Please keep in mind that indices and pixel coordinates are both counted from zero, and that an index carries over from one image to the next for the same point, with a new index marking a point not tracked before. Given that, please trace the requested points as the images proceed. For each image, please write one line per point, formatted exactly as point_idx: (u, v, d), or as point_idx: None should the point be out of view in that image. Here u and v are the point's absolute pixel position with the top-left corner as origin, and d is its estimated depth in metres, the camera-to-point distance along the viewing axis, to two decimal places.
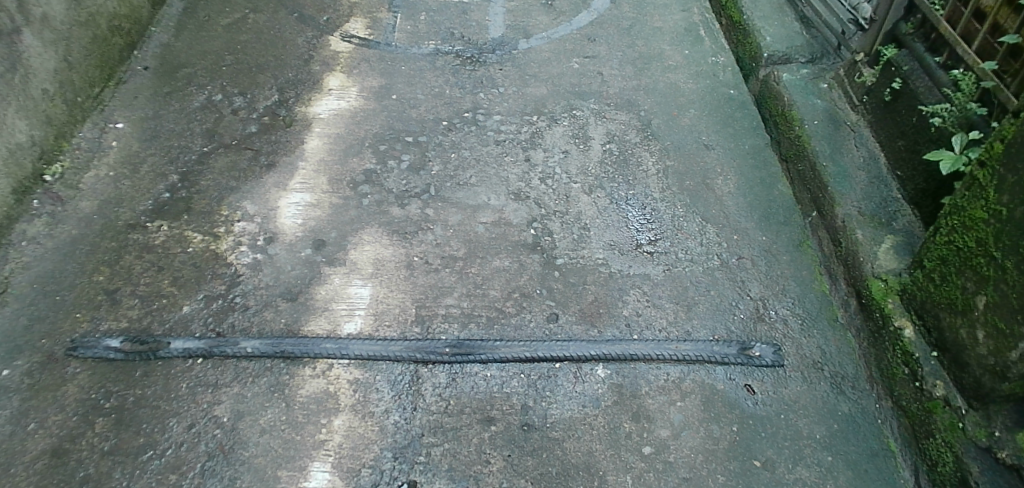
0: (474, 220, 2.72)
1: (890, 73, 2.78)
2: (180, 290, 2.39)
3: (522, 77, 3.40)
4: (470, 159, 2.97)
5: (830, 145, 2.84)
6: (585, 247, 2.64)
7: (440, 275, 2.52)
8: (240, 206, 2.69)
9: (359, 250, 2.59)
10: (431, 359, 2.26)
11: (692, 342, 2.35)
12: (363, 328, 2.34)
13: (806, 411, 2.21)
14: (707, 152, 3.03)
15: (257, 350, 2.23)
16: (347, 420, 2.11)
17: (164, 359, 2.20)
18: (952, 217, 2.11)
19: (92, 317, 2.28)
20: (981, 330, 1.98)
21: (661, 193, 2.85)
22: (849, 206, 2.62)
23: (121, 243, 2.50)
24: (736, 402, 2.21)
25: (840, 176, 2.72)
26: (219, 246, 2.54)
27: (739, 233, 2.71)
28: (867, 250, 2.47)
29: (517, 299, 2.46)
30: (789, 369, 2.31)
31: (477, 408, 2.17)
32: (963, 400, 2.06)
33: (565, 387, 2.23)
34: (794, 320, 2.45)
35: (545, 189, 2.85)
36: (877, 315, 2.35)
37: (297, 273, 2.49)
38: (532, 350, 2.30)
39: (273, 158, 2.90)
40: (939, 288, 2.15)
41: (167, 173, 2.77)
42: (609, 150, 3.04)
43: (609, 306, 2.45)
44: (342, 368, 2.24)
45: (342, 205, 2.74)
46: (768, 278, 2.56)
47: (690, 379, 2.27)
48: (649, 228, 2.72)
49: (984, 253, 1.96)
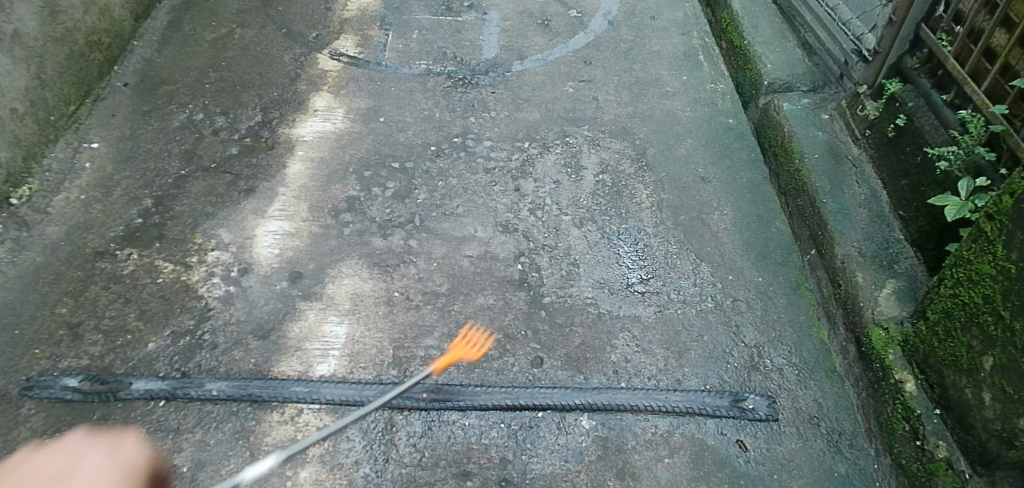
0: (459, 253, 2.61)
1: (894, 108, 2.68)
2: (146, 325, 2.29)
3: (514, 100, 3.30)
4: (458, 187, 2.85)
5: (830, 181, 2.72)
6: (574, 284, 2.54)
7: (420, 313, 2.42)
8: (215, 233, 2.58)
9: (337, 284, 2.48)
10: (407, 405, 2.18)
11: (682, 392, 2.26)
12: (337, 370, 2.26)
13: (801, 472, 2.10)
14: (704, 185, 2.92)
15: (223, 393, 2.15)
16: (314, 472, 2.03)
17: (125, 401, 2.12)
18: (957, 269, 2.00)
19: (51, 354, 2.19)
20: (987, 393, 1.86)
21: (655, 228, 2.75)
22: (849, 247, 2.50)
23: (87, 273, 2.40)
24: (727, 460, 2.12)
25: (840, 214, 2.60)
26: (190, 277, 2.43)
27: (735, 273, 2.60)
28: (867, 294, 2.35)
29: (501, 341, 2.36)
30: (783, 424, 2.20)
31: (453, 461, 2.08)
32: (967, 464, 1.94)
33: (547, 439, 2.15)
34: (790, 370, 2.34)
35: (534, 221, 2.74)
36: (876, 366, 2.23)
37: (271, 307, 2.39)
38: (514, 397, 2.22)
39: (252, 184, 2.78)
40: (942, 343, 2.04)
41: (141, 196, 2.66)
42: (602, 181, 2.93)
43: (596, 351, 2.35)
44: (312, 414, 2.16)
45: (322, 233, 2.63)
46: (764, 323, 2.45)
47: (679, 433, 2.17)
48: (640, 265, 2.62)
49: (991, 311, 1.85)
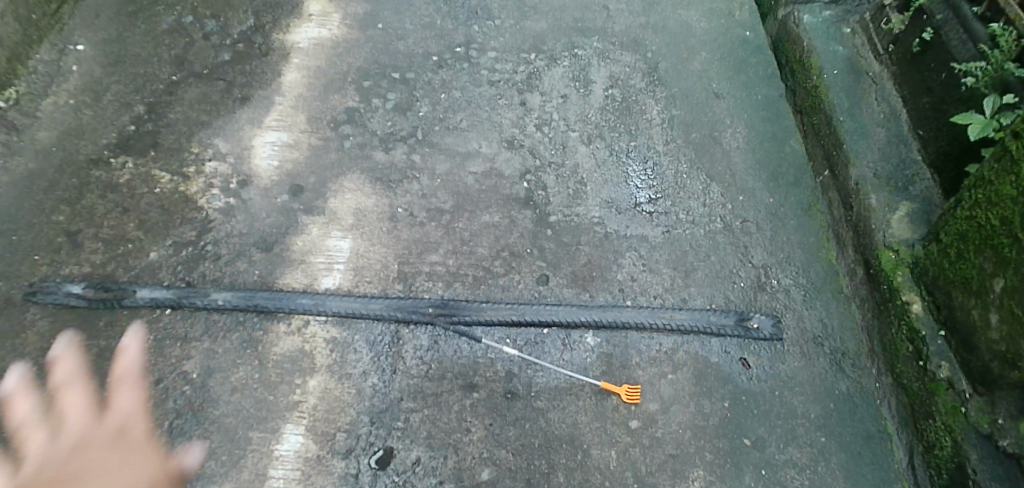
0: (463, 169, 2.54)
1: (919, 21, 2.50)
2: (146, 235, 2.27)
3: (520, 8, 3.12)
4: (461, 100, 2.74)
5: (848, 98, 2.62)
6: (581, 203, 2.49)
7: (425, 230, 2.38)
8: (211, 143, 2.49)
9: (339, 199, 2.42)
10: (414, 319, 2.20)
11: (688, 311, 2.26)
12: (342, 284, 2.25)
13: (803, 388, 2.14)
14: (717, 101, 2.81)
15: (229, 303, 2.17)
16: (323, 382, 2.08)
17: (130, 308, 2.14)
18: (977, 190, 1.95)
19: (52, 261, 2.19)
20: (995, 314, 1.86)
21: (665, 145, 2.67)
22: (865, 167, 2.43)
23: (82, 181, 2.34)
24: (730, 377, 2.15)
25: (857, 132, 2.51)
26: (189, 188, 2.38)
27: (745, 193, 2.55)
28: (879, 216, 2.30)
29: (506, 258, 2.34)
30: (787, 344, 2.22)
31: (460, 373, 2.12)
32: (968, 384, 1.96)
33: (552, 354, 2.17)
34: (796, 290, 2.33)
35: (541, 138, 2.65)
36: (884, 287, 2.21)
37: (272, 221, 2.35)
38: (520, 313, 2.23)
39: (247, 92, 2.65)
40: (953, 264, 2.01)
41: (132, 102, 2.54)
42: (612, 96, 2.82)
43: (602, 269, 2.34)
44: (319, 325, 2.18)
45: (322, 146, 2.54)
46: (773, 244, 2.42)
47: (684, 349, 2.20)
48: (649, 184, 2.56)
49: (1008, 233, 1.81)
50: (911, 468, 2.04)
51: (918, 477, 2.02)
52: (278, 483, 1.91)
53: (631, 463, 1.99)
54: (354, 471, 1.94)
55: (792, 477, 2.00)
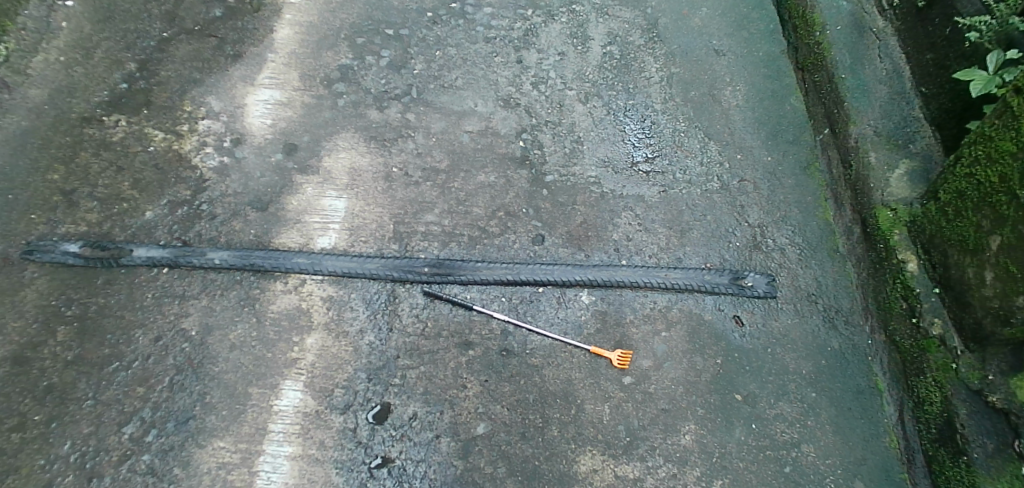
0: (458, 128, 2.51)
1: None
2: (142, 194, 2.28)
3: None
4: (457, 57, 2.69)
5: (851, 54, 2.54)
6: (577, 162, 2.47)
7: (420, 190, 2.37)
8: (204, 102, 2.46)
9: (334, 158, 2.41)
10: (409, 279, 2.21)
11: (683, 270, 2.27)
12: (338, 243, 2.26)
13: (795, 346, 2.17)
14: (718, 59, 2.76)
15: (225, 262, 2.18)
16: (320, 339, 2.11)
17: (127, 267, 2.16)
18: (976, 147, 1.93)
19: (48, 220, 2.20)
20: (990, 272, 1.85)
21: (663, 104, 2.63)
22: (865, 125, 2.38)
23: (75, 139, 2.33)
24: (723, 335, 2.17)
25: (858, 90, 2.45)
26: (183, 146, 2.37)
27: (743, 152, 2.52)
28: (878, 175, 2.27)
29: (502, 218, 2.33)
30: (781, 302, 2.23)
31: (455, 331, 2.14)
32: (960, 341, 1.96)
33: (547, 313, 2.19)
34: (793, 249, 2.33)
35: (537, 96, 2.62)
36: (880, 246, 2.19)
37: (267, 180, 2.34)
38: (515, 272, 2.23)
39: (239, 49, 2.60)
40: (951, 222, 2.00)
41: (123, 60, 2.50)
42: (610, 53, 2.77)
43: (598, 229, 2.33)
44: (315, 284, 2.19)
45: (316, 105, 2.52)
46: (769, 203, 2.41)
47: (678, 308, 2.21)
48: (646, 143, 2.54)
49: (1006, 191, 1.80)
50: (901, 423, 2.07)
51: (907, 432, 2.04)
52: (278, 436, 1.97)
53: (623, 418, 2.04)
54: (352, 426, 1.99)
55: (781, 431, 2.04)
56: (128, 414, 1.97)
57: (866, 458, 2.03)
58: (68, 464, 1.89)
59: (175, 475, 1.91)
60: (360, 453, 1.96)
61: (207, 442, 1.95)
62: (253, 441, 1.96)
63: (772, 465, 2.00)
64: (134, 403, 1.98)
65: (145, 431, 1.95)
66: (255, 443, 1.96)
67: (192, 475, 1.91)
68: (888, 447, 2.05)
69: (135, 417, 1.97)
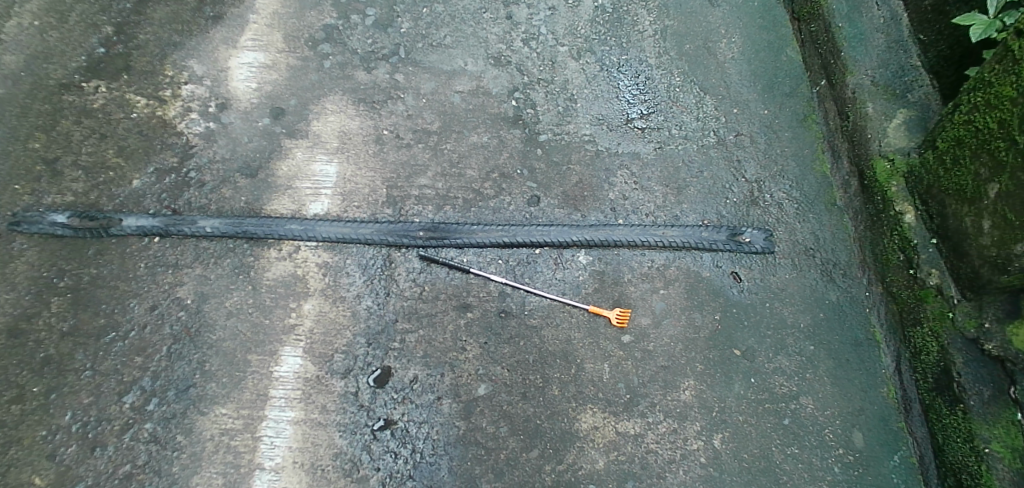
0: (449, 88, 2.45)
1: None
2: (128, 162, 2.22)
3: None
4: (445, 14, 2.60)
5: (848, 1, 2.44)
6: (571, 121, 2.42)
7: (412, 152, 2.32)
8: (185, 65, 2.38)
9: (322, 121, 2.35)
10: (405, 243, 2.18)
11: (681, 227, 2.25)
12: (331, 209, 2.23)
13: (793, 300, 2.17)
14: (712, 9, 2.67)
15: (216, 230, 2.15)
16: (317, 305, 2.09)
17: (118, 237, 2.12)
18: (976, 93, 1.90)
19: (33, 190, 2.15)
20: (988, 220, 1.84)
21: (657, 58, 2.57)
22: (862, 75, 2.32)
23: (55, 107, 2.25)
24: (721, 290, 2.17)
25: (855, 39, 2.37)
26: (166, 112, 2.30)
27: (740, 106, 2.48)
28: (876, 126, 2.23)
29: (496, 180, 2.30)
30: (778, 256, 2.23)
31: (453, 294, 2.13)
32: (957, 290, 1.96)
33: (544, 273, 2.18)
34: (789, 204, 2.31)
35: (528, 53, 2.55)
36: (878, 198, 2.18)
37: (255, 146, 2.29)
38: (511, 234, 2.21)
39: (219, 10, 2.49)
40: (949, 171, 1.98)
41: (99, 23, 2.38)
42: (602, 6, 2.67)
43: (594, 189, 2.31)
44: (309, 250, 2.16)
45: (301, 67, 2.44)
46: (766, 158, 2.39)
47: (676, 265, 2.20)
48: (641, 99, 2.49)
49: (1005, 137, 1.77)
50: (898, 372, 2.09)
51: (904, 382, 2.07)
52: (280, 402, 1.97)
53: (624, 375, 2.05)
54: (354, 390, 1.99)
55: (780, 384, 2.07)
56: (128, 384, 1.96)
57: (865, 408, 2.06)
58: (71, 434, 1.90)
59: (179, 442, 1.92)
60: (363, 416, 1.97)
61: (208, 409, 1.95)
62: (255, 407, 1.96)
63: (771, 417, 2.03)
64: (133, 372, 1.97)
65: (146, 401, 1.95)
66: (256, 409, 1.96)
67: (195, 442, 1.92)
68: (886, 397, 2.08)
69: (134, 386, 1.96)
